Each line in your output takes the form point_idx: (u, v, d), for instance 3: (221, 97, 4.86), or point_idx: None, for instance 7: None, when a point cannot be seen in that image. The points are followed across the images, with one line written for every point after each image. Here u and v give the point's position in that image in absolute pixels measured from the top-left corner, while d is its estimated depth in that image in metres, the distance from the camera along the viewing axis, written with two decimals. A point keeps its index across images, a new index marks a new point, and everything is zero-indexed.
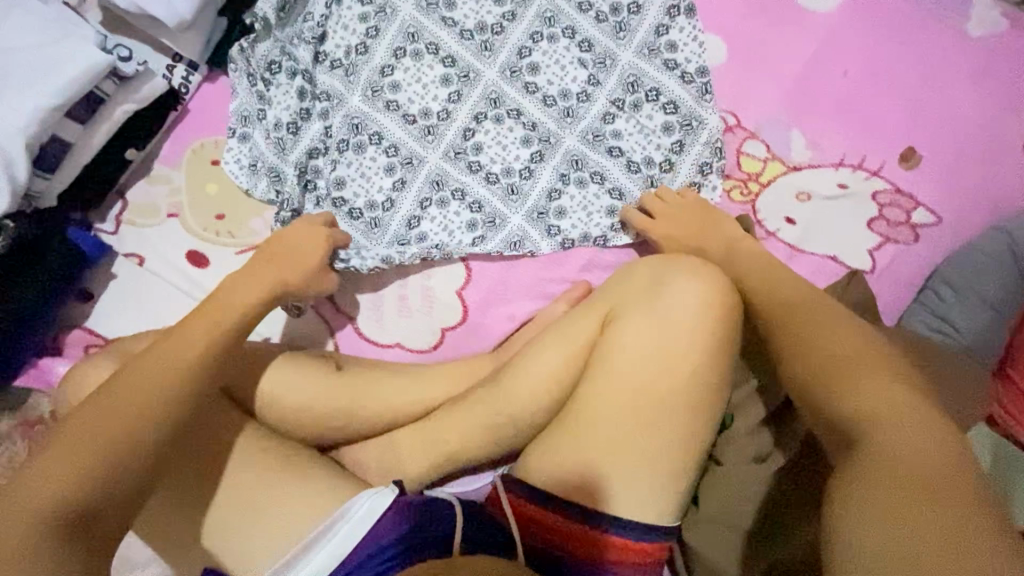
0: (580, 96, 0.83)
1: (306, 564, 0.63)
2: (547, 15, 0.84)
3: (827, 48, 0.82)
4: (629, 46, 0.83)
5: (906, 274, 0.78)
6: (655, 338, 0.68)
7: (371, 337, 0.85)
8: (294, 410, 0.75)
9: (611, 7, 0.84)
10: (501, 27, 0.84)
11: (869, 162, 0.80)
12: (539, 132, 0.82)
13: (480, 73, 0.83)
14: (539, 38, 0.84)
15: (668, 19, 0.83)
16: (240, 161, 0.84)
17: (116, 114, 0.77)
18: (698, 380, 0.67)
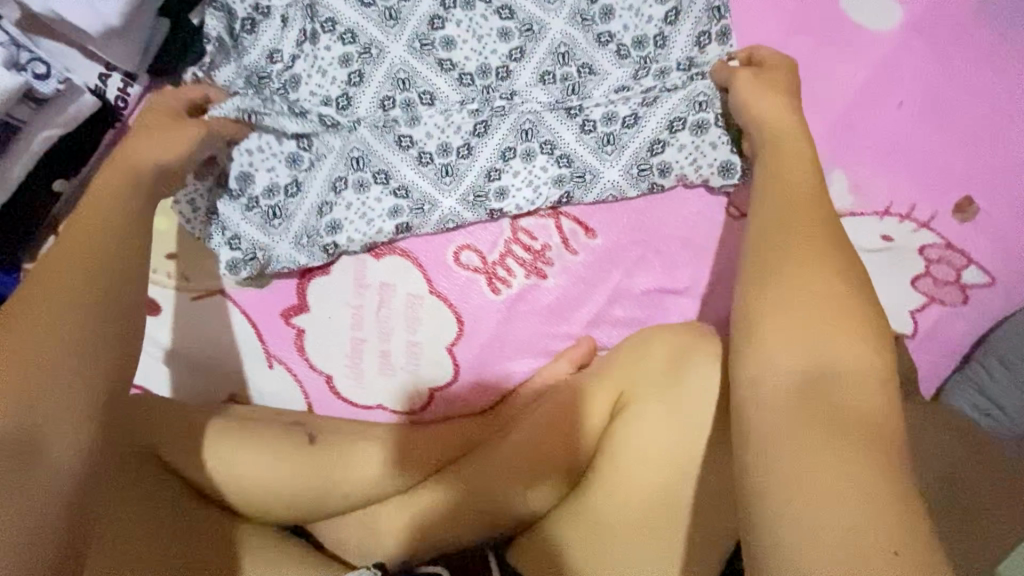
0: (626, 120, 0.70)
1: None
2: (561, 51, 0.71)
3: (881, 75, 0.70)
4: (668, 71, 0.69)
5: (948, 340, 0.70)
6: (670, 428, 0.61)
7: (349, 397, 0.75)
8: (259, 490, 0.66)
9: (635, 39, 0.71)
10: (507, 70, 0.72)
11: (919, 212, 0.70)
12: (559, 153, 0.71)
13: (516, 99, 0.71)
14: (551, 80, 0.72)
15: (699, 51, 0.70)
16: (193, 204, 0.72)
17: (36, 142, 0.65)
18: (720, 475, 0.59)
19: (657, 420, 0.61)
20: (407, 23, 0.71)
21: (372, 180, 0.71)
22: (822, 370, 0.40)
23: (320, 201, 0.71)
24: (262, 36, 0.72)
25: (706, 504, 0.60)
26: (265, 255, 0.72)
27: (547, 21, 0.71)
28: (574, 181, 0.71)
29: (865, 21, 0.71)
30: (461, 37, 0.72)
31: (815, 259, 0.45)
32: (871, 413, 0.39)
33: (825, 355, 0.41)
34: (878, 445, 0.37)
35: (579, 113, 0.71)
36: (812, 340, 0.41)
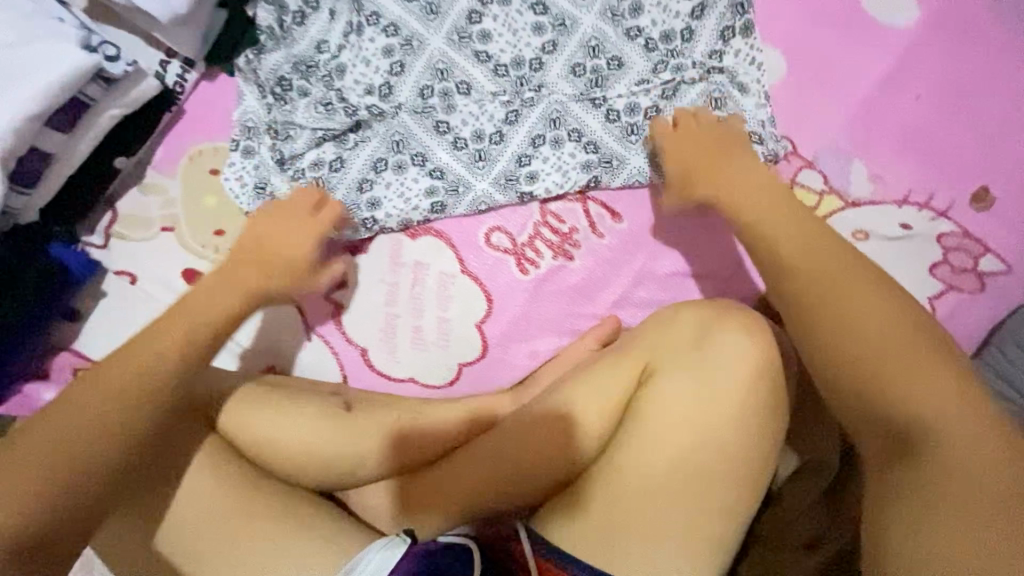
0: (649, 112, 0.74)
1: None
2: (591, 43, 0.76)
3: (900, 70, 0.73)
4: (690, 68, 0.74)
5: (967, 327, 0.72)
6: (694, 401, 0.63)
7: (381, 370, 0.78)
8: (295, 457, 0.69)
9: (662, 34, 0.75)
10: (540, 62, 0.77)
11: (936, 201, 0.72)
12: (587, 141, 0.75)
13: (543, 90, 0.76)
14: (582, 72, 0.76)
15: (723, 44, 0.74)
16: (241, 180, 0.76)
17: (102, 120, 0.68)
18: (740, 446, 0.62)
19: (683, 394, 0.63)
20: (446, 17, 0.77)
21: (410, 163, 0.76)
22: (914, 442, 0.51)
23: (360, 178, 0.76)
24: (311, 29, 0.78)
25: (727, 474, 0.62)
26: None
27: (578, 17, 0.76)
28: (602, 167, 0.75)
29: (885, 18, 0.74)
30: (497, 31, 0.77)
31: (860, 292, 0.55)
32: (970, 466, 0.49)
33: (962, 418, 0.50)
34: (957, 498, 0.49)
35: (603, 103, 0.75)
36: (880, 390, 0.51)
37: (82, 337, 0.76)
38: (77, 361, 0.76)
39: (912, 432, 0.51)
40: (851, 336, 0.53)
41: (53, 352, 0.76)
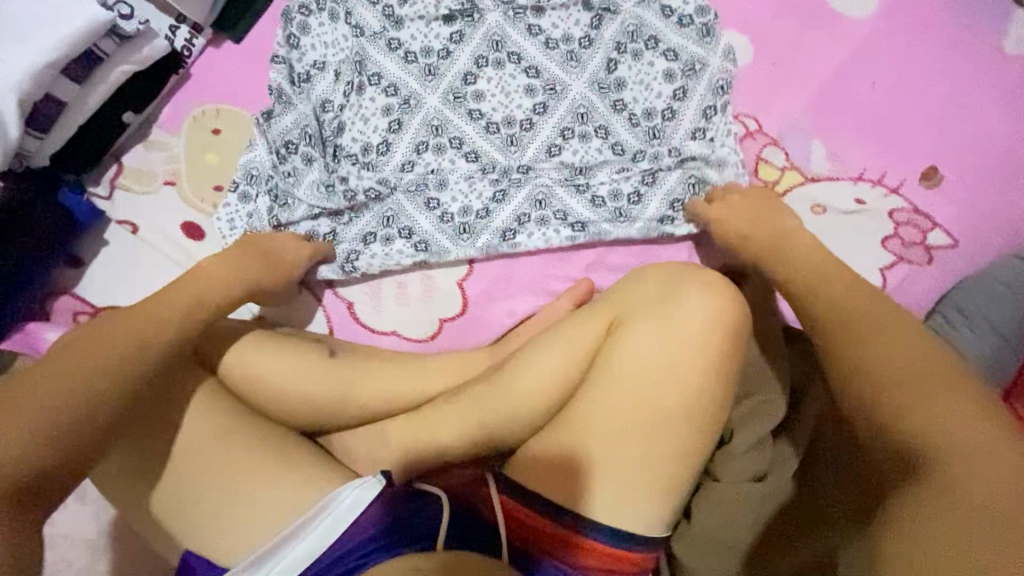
0: (631, 197, 0.80)
1: (285, 555, 0.62)
2: (580, 111, 0.81)
3: (857, 58, 0.79)
4: (667, 151, 0.79)
5: (915, 295, 0.77)
6: (659, 349, 0.66)
7: (366, 323, 0.83)
8: (283, 396, 0.73)
9: (645, 110, 0.80)
10: (530, 123, 0.82)
11: (889, 179, 0.78)
12: (572, 220, 0.80)
13: (531, 172, 0.81)
14: (570, 136, 0.81)
15: (704, 122, 0.79)
16: (234, 222, 0.80)
17: (114, 75, 0.73)
18: (702, 392, 0.65)
19: (649, 344, 0.66)
20: (443, 78, 0.82)
21: (398, 238, 0.80)
22: (935, 464, 0.45)
23: (351, 249, 0.80)
24: (316, 87, 0.82)
25: (685, 419, 0.65)
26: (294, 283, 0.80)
27: (568, 83, 0.81)
28: (585, 237, 0.79)
29: (843, 8, 0.80)
30: (490, 92, 0.82)
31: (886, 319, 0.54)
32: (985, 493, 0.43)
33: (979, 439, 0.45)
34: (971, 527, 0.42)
35: (587, 188, 0.80)
36: (904, 402, 0.48)
37: (84, 283, 0.81)
38: (77, 305, 0.80)
39: (930, 445, 0.46)
40: (864, 344, 0.53)
41: (54, 295, 0.81)
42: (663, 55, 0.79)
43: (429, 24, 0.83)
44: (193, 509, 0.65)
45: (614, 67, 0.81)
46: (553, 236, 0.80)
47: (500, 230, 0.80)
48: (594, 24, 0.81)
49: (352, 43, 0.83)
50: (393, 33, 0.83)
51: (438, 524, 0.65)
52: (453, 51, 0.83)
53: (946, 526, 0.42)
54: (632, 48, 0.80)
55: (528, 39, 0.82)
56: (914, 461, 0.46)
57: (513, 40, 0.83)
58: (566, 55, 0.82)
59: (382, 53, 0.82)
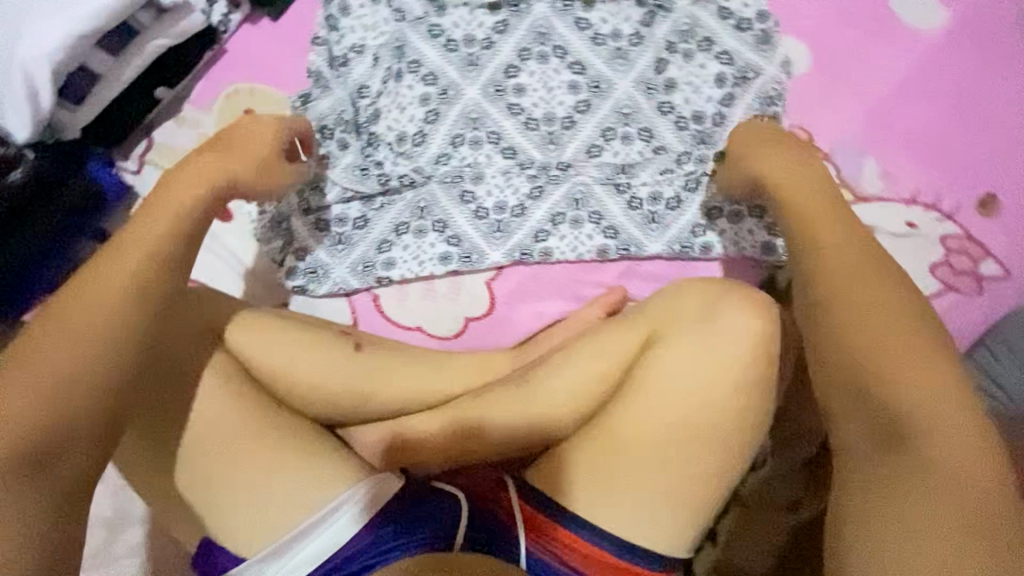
0: (669, 203, 0.77)
1: (308, 544, 0.64)
2: (624, 111, 0.78)
3: (920, 73, 0.75)
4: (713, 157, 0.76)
5: (959, 327, 0.74)
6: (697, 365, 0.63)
7: (389, 317, 0.80)
8: (304, 388, 0.70)
9: (694, 114, 0.77)
10: (572, 121, 0.79)
11: (944, 203, 0.74)
12: (606, 224, 0.77)
13: (569, 170, 0.78)
14: (611, 137, 0.78)
15: None
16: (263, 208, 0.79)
17: (148, 48, 0.71)
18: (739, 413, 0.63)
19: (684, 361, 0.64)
20: (484, 69, 0.80)
21: (431, 229, 0.78)
22: (908, 438, 0.44)
23: (381, 238, 0.79)
24: (354, 72, 0.80)
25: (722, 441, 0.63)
26: (322, 273, 0.79)
27: (614, 81, 0.78)
28: (619, 252, 0.77)
29: (910, 19, 0.76)
30: (532, 86, 0.79)
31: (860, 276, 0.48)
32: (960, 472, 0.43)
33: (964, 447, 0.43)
34: (946, 500, 0.42)
35: (626, 190, 0.77)
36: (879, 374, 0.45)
37: None
38: None
39: (909, 436, 0.44)
40: (841, 303, 0.47)
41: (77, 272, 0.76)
42: (716, 57, 0.76)
43: (472, 12, 0.80)
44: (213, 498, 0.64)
45: (664, 66, 0.77)
46: (588, 240, 0.78)
47: (533, 231, 0.78)
48: (646, 22, 0.78)
49: (392, 27, 0.80)
50: (436, 19, 0.80)
51: (451, 526, 0.65)
52: (496, 41, 0.80)
53: (909, 498, 0.43)
54: (684, 48, 0.77)
55: (576, 33, 0.79)
56: (888, 438, 0.45)
57: (560, 33, 0.79)
58: (614, 52, 0.78)
59: (423, 39, 0.80)
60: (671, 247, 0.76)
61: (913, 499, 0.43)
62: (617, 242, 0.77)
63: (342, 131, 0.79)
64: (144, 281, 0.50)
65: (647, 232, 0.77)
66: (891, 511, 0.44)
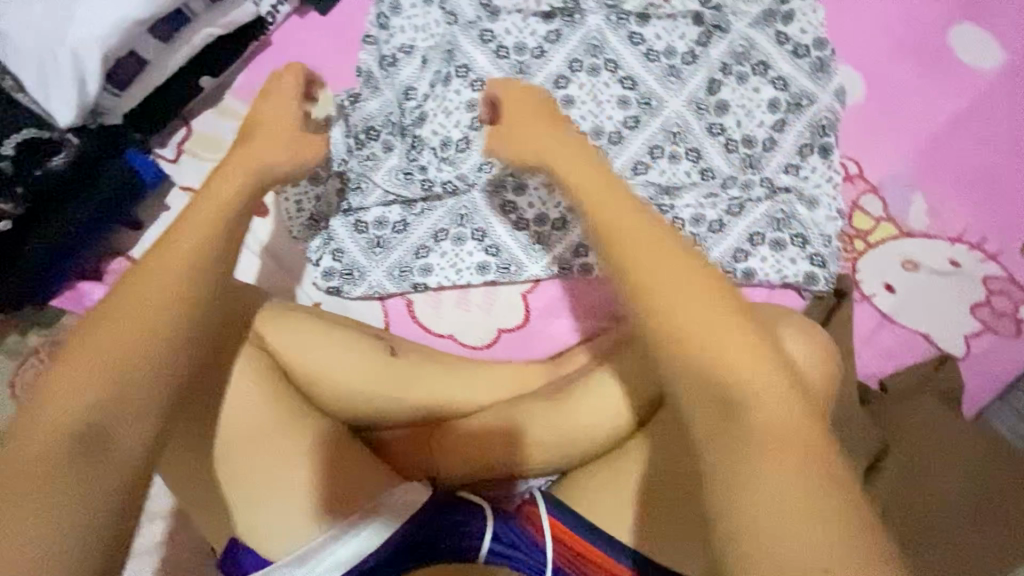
0: (713, 225, 0.75)
1: (337, 551, 0.61)
2: (673, 130, 0.77)
3: (974, 110, 0.75)
4: (760, 183, 0.75)
5: (998, 368, 0.73)
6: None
7: (423, 323, 0.80)
8: (335, 390, 0.68)
9: (744, 138, 0.76)
10: (620, 136, 0.78)
11: (988, 243, 0.74)
12: None
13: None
14: (659, 154, 0.77)
15: (800, 159, 0.75)
16: (300, 205, 0.77)
17: (197, 37, 0.70)
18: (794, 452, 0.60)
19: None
20: (533, 79, 0.78)
21: (470, 238, 0.77)
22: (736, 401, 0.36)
23: (420, 244, 0.78)
24: (401, 73, 0.78)
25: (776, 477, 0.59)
26: (358, 275, 0.78)
27: (665, 99, 0.77)
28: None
29: (967, 55, 0.75)
30: (580, 98, 0.78)
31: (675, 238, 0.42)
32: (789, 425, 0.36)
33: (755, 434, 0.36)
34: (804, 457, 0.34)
35: (670, 211, 0.76)
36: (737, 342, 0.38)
37: (138, 246, 0.79)
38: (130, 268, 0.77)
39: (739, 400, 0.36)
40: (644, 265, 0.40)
41: (107, 256, 0.78)
42: (770, 82, 0.75)
43: (526, 19, 0.79)
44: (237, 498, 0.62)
45: (716, 88, 0.76)
46: None
47: (573, 246, 0.78)
48: (701, 41, 0.77)
49: (443, 30, 0.79)
50: (487, 25, 0.79)
51: (479, 538, 0.64)
52: (548, 51, 0.79)
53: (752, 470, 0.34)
54: (738, 71, 0.76)
55: (628, 47, 0.78)
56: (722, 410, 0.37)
57: (612, 47, 0.78)
58: (666, 70, 0.77)
59: (473, 44, 0.78)
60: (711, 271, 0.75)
61: (746, 482, 0.34)
62: None
63: (388, 133, 0.78)
64: (187, 267, 0.45)
65: None
66: (747, 520, 0.34)
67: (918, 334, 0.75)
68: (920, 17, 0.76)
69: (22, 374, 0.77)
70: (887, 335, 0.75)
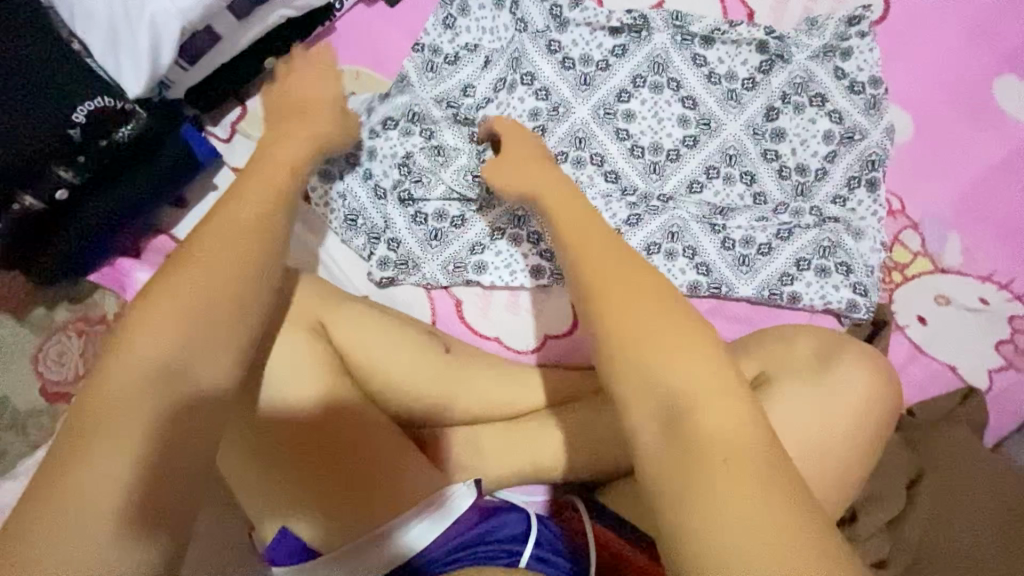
0: (762, 248, 0.77)
1: (382, 549, 0.59)
2: (730, 152, 0.79)
3: (1012, 158, 0.79)
4: (810, 210, 0.77)
5: (1017, 402, 0.77)
6: (809, 411, 0.61)
7: (470, 324, 0.80)
8: (389, 386, 0.69)
9: (797, 165, 0.79)
10: (677, 154, 0.79)
11: (1016, 285, 0.78)
12: (699, 260, 0.77)
13: (670, 203, 0.78)
14: (715, 175, 0.79)
15: (848, 191, 0.78)
16: (333, 215, 0.77)
17: (271, 17, 0.68)
18: (845, 477, 0.61)
19: (801, 408, 0.61)
20: (597, 90, 0.79)
21: (526, 240, 0.78)
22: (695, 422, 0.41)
23: (475, 241, 0.78)
24: (461, 71, 0.78)
25: (828, 495, 0.61)
26: (412, 265, 0.77)
27: (724, 121, 0.79)
28: (709, 290, 0.77)
29: (1008, 106, 0.80)
30: (641, 114, 0.79)
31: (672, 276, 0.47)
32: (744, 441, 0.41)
33: (705, 458, 0.39)
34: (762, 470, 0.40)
35: (722, 230, 0.77)
36: (694, 368, 0.43)
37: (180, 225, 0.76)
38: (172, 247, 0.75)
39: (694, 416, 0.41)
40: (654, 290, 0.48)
41: (151, 233, 0.75)
42: (827, 115, 0.78)
43: (593, 32, 0.80)
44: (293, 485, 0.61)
45: (775, 115, 0.79)
46: (680, 273, 0.77)
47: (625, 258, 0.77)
48: (763, 69, 0.79)
49: (511, 35, 0.79)
50: (555, 34, 0.79)
51: (522, 542, 0.62)
52: (613, 64, 0.79)
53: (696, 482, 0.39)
54: (796, 100, 0.79)
55: (691, 68, 0.79)
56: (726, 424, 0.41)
57: (676, 66, 0.79)
58: (727, 93, 0.79)
59: (540, 52, 0.78)
60: (758, 292, 0.77)
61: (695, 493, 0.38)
62: (709, 279, 0.77)
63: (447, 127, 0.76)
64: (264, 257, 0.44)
65: (737, 274, 0.77)
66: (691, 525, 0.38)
67: (946, 366, 0.78)
68: (966, 67, 0.81)
69: (47, 349, 0.75)
70: (917, 364, 0.78)
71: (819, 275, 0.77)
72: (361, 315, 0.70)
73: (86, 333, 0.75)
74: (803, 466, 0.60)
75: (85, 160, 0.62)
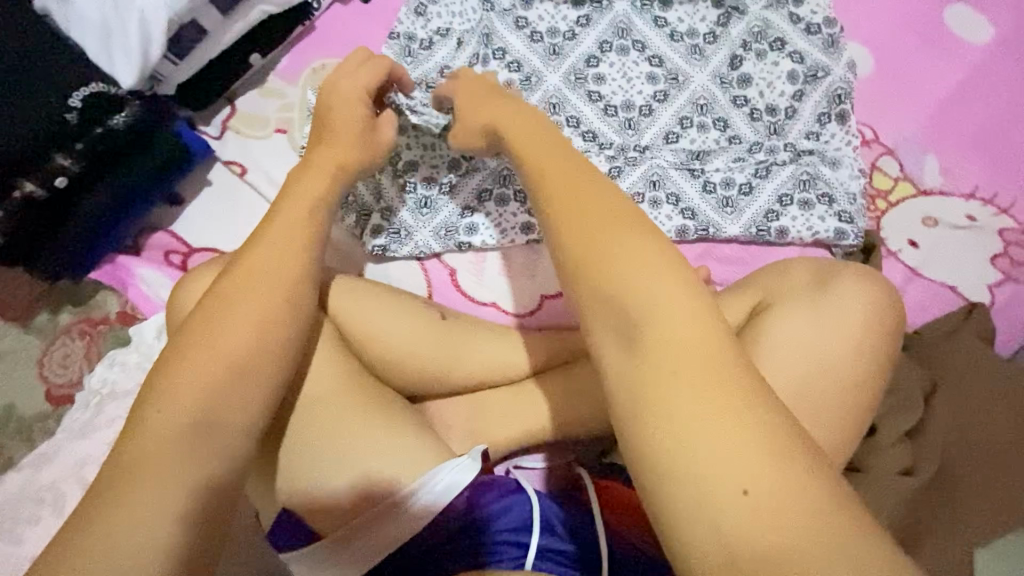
0: (743, 188, 0.78)
1: (381, 527, 0.57)
2: (700, 102, 0.81)
3: (972, 79, 0.82)
4: (785, 147, 0.79)
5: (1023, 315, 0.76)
6: (810, 328, 0.61)
7: (465, 291, 0.80)
8: (388, 353, 0.69)
9: (767, 107, 0.81)
10: (650, 108, 0.82)
11: (1000, 199, 0.79)
12: (684, 206, 0.78)
13: (647, 152, 0.80)
14: (688, 125, 0.81)
15: (819, 126, 0.80)
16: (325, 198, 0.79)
17: (252, 13, 0.73)
18: (857, 388, 0.60)
19: (800, 322, 0.61)
20: (566, 59, 0.82)
21: (512, 199, 0.80)
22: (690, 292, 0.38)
23: (464, 204, 0.80)
24: (436, 53, 0.82)
25: (841, 411, 0.59)
26: (405, 235, 0.79)
27: (691, 74, 0.82)
28: (697, 233, 0.78)
29: (960, 32, 0.84)
30: (611, 76, 0.83)
31: None
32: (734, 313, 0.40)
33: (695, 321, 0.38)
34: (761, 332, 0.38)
35: (701, 174, 0.79)
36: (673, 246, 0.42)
37: (175, 220, 0.78)
38: (170, 243, 0.77)
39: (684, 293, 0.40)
40: None
41: (149, 231, 0.77)
42: (788, 56, 0.82)
43: (557, 7, 0.84)
44: (292, 463, 0.61)
45: (738, 63, 0.82)
46: (667, 219, 0.78)
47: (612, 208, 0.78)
48: (721, 21, 0.83)
49: (479, 16, 0.84)
50: (522, 12, 0.84)
51: (525, 532, 0.58)
52: (579, 33, 0.83)
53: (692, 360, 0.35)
54: (757, 48, 0.82)
55: (654, 29, 0.83)
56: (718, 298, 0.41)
57: (639, 30, 0.83)
58: (690, 49, 0.83)
59: (509, 29, 0.83)
60: (746, 230, 0.78)
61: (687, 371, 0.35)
62: (695, 222, 0.78)
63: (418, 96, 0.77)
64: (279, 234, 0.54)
65: (721, 215, 0.78)
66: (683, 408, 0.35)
67: (946, 286, 0.77)
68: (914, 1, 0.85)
69: (51, 353, 0.75)
70: (915, 285, 0.77)
71: (804, 208, 0.78)
72: (354, 286, 0.70)
73: (88, 334, 0.75)
74: (808, 379, 0.59)
75: (83, 146, 0.65)
